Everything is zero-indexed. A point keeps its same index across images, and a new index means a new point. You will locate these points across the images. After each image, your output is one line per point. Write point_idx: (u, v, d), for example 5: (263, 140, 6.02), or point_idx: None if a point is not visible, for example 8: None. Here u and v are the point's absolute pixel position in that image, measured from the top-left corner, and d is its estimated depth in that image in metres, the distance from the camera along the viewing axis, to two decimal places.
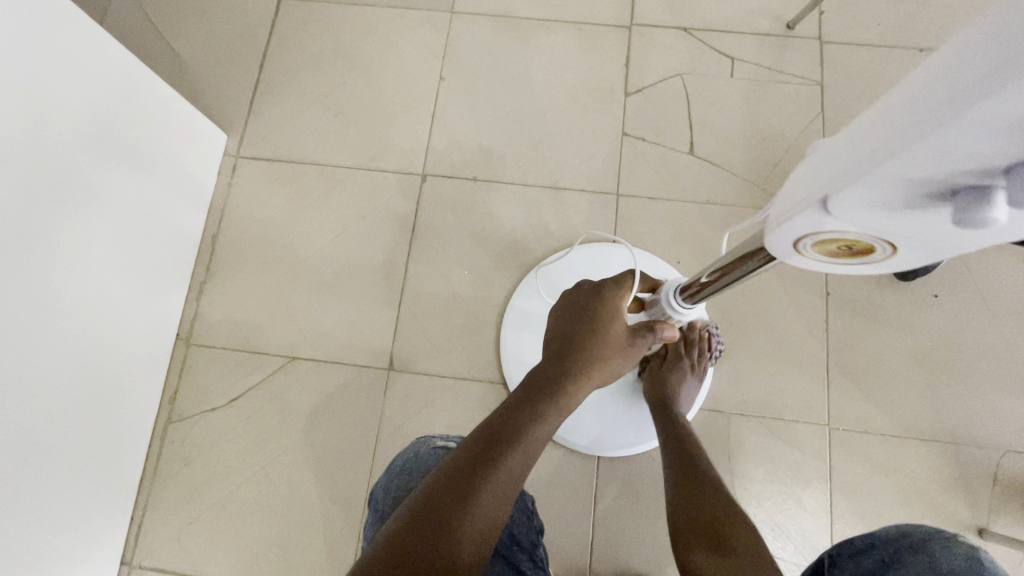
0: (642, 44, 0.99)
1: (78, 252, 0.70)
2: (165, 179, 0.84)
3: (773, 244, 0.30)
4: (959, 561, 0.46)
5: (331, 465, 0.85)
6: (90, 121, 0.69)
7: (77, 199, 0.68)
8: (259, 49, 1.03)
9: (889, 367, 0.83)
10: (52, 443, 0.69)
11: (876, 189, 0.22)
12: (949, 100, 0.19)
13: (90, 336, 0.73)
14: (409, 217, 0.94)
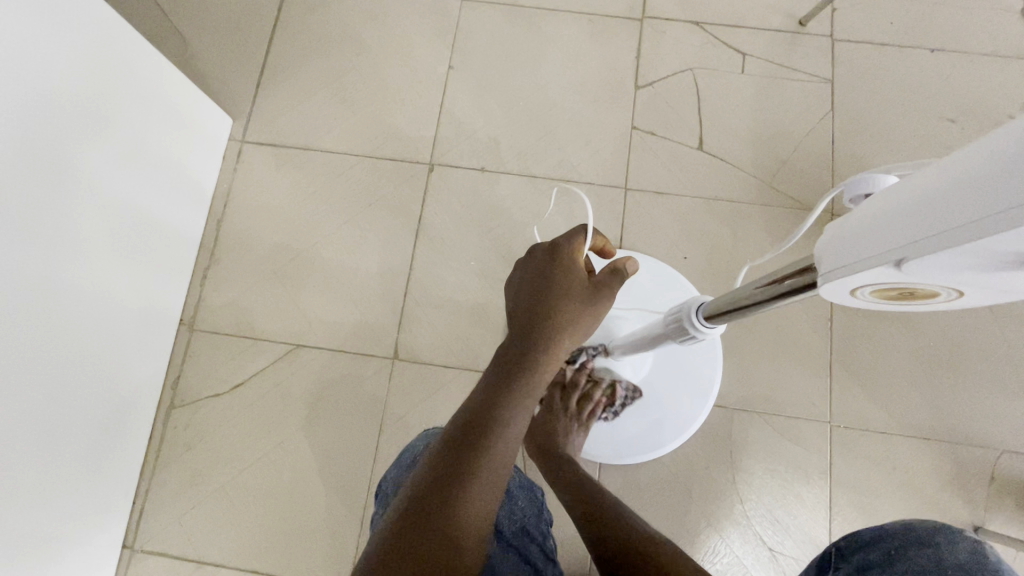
0: (653, 37, 0.98)
1: (81, 240, 0.69)
2: (170, 168, 0.84)
3: (826, 295, 0.29)
4: (965, 554, 0.46)
5: (335, 453, 0.85)
6: (95, 107, 0.68)
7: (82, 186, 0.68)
8: (266, 33, 1.02)
9: (890, 366, 0.84)
10: (54, 428, 0.69)
11: (928, 264, 0.22)
12: (985, 199, 0.19)
13: (93, 324, 0.73)
14: (415, 206, 0.93)
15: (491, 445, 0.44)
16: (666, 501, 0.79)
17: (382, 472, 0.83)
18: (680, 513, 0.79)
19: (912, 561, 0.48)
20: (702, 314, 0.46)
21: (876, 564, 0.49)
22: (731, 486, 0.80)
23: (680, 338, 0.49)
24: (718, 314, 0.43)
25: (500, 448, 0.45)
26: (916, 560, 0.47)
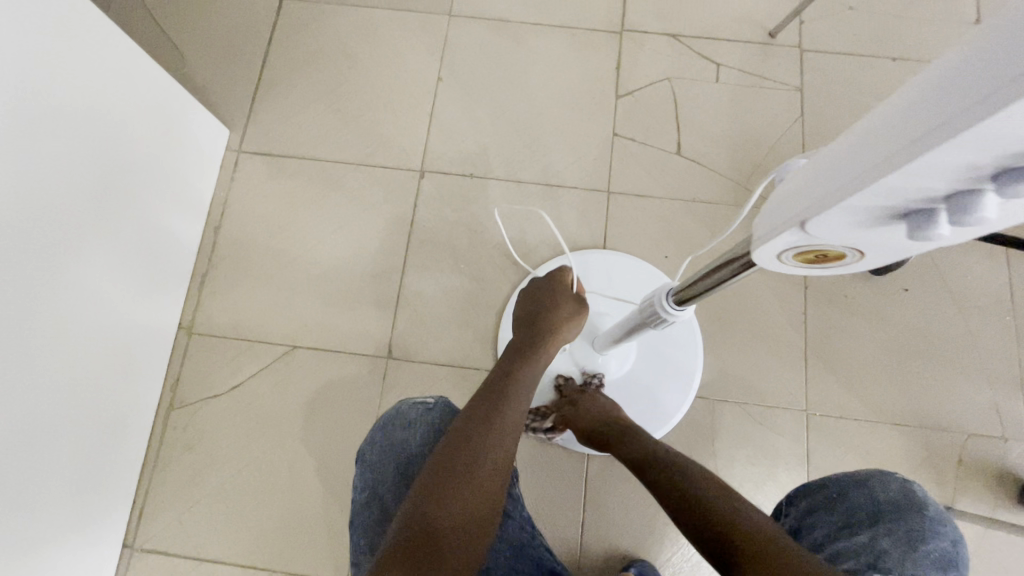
0: (632, 49, 1.03)
1: (78, 242, 0.71)
2: (165, 174, 0.86)
3: (760, 258, 0.31)
4: (894, 492, 0.50)
5: (331, 450, 0.87)
6: (92, 114, 0.70)
7: (78, 190, 0.70)
8: (261, 48, 1.06)
9: (862, 357, 0.88)
10: (53, 429, 0.70)
11: (846, 214, 0.24)
12: (890, 143, 0.21)
13: (90, 326, 0.74)
14: (407, 212, 0.97)
15: (486, 436, 0.52)
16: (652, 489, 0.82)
17: None
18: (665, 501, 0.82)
19: (853, 499, 0.51)
20: (670, 297, 0.49)
21: (822, 507, 0.52)
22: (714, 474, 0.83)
23: (655, 322, 0.52)
24: (684, 294, 0.46)
25: (492, 451, 0.52)
26: (855, 499, 0.50)
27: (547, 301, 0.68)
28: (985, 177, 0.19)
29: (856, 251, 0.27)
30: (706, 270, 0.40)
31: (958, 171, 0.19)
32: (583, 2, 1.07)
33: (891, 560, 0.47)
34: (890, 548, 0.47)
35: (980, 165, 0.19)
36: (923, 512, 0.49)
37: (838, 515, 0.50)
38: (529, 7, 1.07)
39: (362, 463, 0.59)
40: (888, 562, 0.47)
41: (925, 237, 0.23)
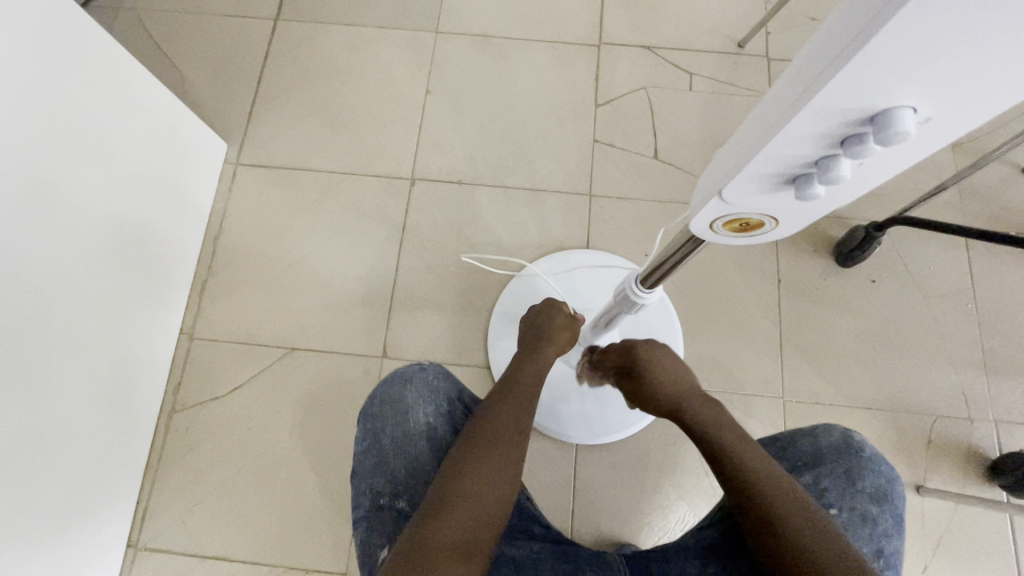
0: (610, 61, 1.09)
1: (80, 250, 0.74)
2: (164, 185, 0.90)
3: (693, 230, 0.35)
4: (835, 439, 0.56)
5: (329, 448, 0.90)
6: (94, 129, 0.74)
7: (80, 201, 0.73)
8: (257, 66, 1.11)
9: (834, 345, 0.92)
10: (59, 431, 0.73)
11: (751, 180, 0.28)
12: (775, 115, 0.25)
13: (94, 331, 0.78)
14: (399, 218, 1.01)
15: (496, 445, 0.51)
16: (639, 476, 0.86)
17: None
18: (652, 487, 0.85)
19: (798, 447, 0.57)
20: (639, 282, 0.54)
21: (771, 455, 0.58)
22: (698, 461, 0.87)
23: (627, 307, 0.57)
24: (649, 279, 0.51)
25: (500, 456, 0.51)
26: (800, 447, 0.56)
27: (547, 328, 0.69)
28: (852, 135, 0.24)
29: (767, 218, 0.31)
30: (665, 253, 0.45)
31: (829, 130, 0.24)
32: (563, 18, 1.13)
33: (832, 496, 0.53)
34: (830, 486, 0.53)
35: (844, 122, 0.23)
36: (860, 454, 0.54)
37: (785, 460, 0.57)
38: (511, 23, 1.13)
39: (364, 416, 0.59)
40: (830, 498, 0.53)
41: (811, 197, 0.27)
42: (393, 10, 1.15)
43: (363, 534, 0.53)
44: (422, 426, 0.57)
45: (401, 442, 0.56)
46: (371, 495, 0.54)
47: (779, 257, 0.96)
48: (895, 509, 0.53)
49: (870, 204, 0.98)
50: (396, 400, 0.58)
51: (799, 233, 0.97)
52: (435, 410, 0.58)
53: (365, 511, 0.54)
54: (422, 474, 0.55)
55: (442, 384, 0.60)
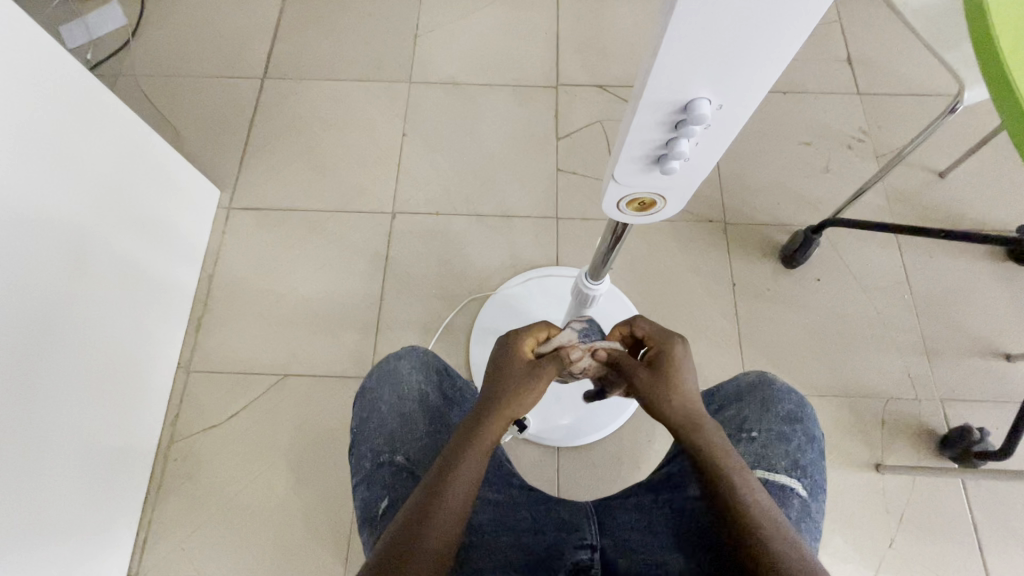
0: (567, 100, 1.22)
1: (58, 276, 0.75)
2: (142, 219, 0.92)
3: (607, 213, 0.45)
4: (751, 376, 0.65)
5: (323, 467, 0.95)
6: (74, 157, 0.77)
7: (58, 225, 0.75)
8: (247, 120, 1.22)
9: (789, 339, 1.00)
10: (36, 457, 0.72)
11: (627, 162, 0.38)
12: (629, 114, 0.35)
13: (72, 358, 0.78)
14: (382, 248, 1.09)
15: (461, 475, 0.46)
16: (617, 473, 0.91)
17: None
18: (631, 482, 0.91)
19: (722, 390, 0.66)
20: (587, 276, 0.62)
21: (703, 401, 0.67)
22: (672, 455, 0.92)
23: (580, 301, 0.66)
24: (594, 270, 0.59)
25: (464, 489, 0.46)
26: (725, 388, 0.66)
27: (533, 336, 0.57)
28: (678, 122, 0.34)
29: (655, 194, 0.42)
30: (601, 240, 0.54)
31: (660, 120, 0.34)
32: (524, 64, 1.26)
33: (753, 422, 0.62)
34: (750, 413, 0.62)
35: (666, 112, 0.34)
36: (773, 386, 0.63)
37: (715, 401, 0.66)
38: (478, 71, 1.26)
39: (361, 391, 0.64)
40: (751, 423, 0.62)
41: (669, 171, 0.38)
42: (369, 65, 1.27)
43: (365, 492, 0.58)
44: (415, 392, 0.63)
45: (397, 406, 0.61)
46: (372, 456, 0.59)
47: (731, 263, 1.06)
48: (807, 428, 0.61)
49: (806, 213, 1.10)
50: (391, 372, 0.64)
51: (748, 241, 1.07)
52: (426, 378, 0.64)
53: (367, 471, 0.59)
54: (417, 432, 0.60)
55: (431, 356, 0.66)
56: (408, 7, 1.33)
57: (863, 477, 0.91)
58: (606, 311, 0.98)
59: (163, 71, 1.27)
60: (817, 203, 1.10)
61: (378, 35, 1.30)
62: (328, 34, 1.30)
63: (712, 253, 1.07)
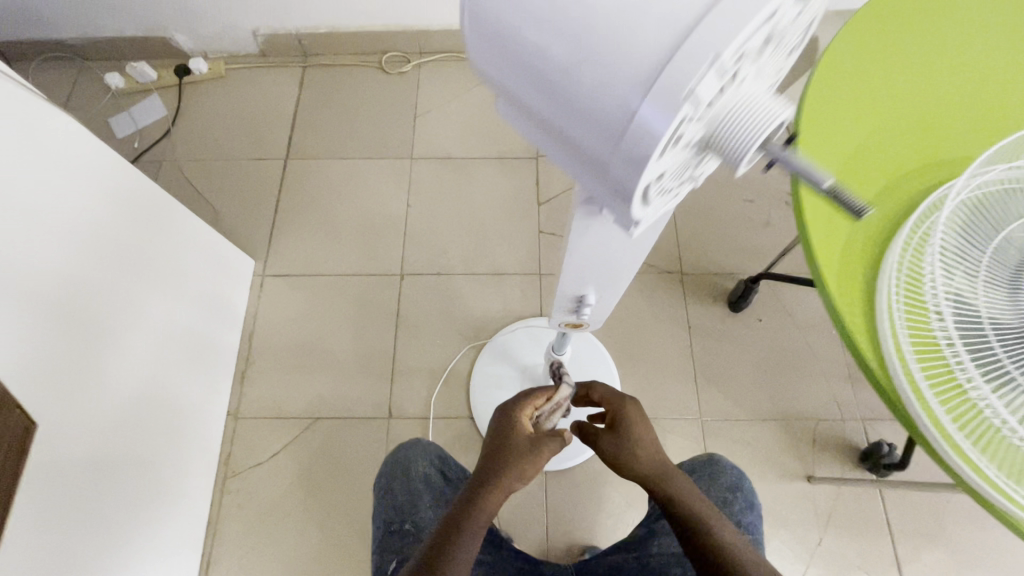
0: (546, 169, 1.43)
1: (131, 346, 0.93)
2: (171, 271, 1.04)
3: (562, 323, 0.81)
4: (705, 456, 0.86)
5: (352, 494, 1.14)
6: (107, 219, 0.88)
7: (130, 305, 0.93)
8: (274, 196, 1.43)
9: (736, 372, 1.20)
10: (120, 494, 0.89)
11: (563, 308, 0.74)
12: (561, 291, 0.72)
13: (109, 397, 0.88)
14: (393, 304, 1.30)
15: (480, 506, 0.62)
16: (595, 493, 1.11)
17: None
18: (607, 498, 1.10)
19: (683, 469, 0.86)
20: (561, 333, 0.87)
21: None
22: None
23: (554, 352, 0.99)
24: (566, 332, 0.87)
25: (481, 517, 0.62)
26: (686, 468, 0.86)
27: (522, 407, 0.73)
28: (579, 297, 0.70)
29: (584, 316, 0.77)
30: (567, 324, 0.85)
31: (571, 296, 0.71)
32: (508, 139, 1.48)
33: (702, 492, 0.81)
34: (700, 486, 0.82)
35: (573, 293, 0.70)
36: (719, 463, 0.84)
37: None
38: (469, 146, 1.47)
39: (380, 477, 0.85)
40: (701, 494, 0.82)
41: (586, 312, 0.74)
42: (376, 144, 1.48)
43: (381, 553, 0.77)
44: (422, 475, 0.84)
45: (406, 487, 0.82)
46: (387, 526, 0.79)
47: (688, 309, 1.26)
48: (745, 496, 0.81)
49: (749, 262, 1.30)
50: (402, 459, 0.85)
51: (701, 289, 1.27)
52: (429, 464, 0.85)
53: (382, 537, 0.78)
54: (421, 505, 0.80)
55: (433, 446, 0.88)
56: (409, 90, 1.55)
57: (797, 486, 1.10)
58: (582, 356, 1.18)
59: (200, 156, 1.49)
60: (760, 253, 1.31)
61: (384, 117, 1.52)
62: (341, 117, 1.52)
63: (671, 300, 1.27)
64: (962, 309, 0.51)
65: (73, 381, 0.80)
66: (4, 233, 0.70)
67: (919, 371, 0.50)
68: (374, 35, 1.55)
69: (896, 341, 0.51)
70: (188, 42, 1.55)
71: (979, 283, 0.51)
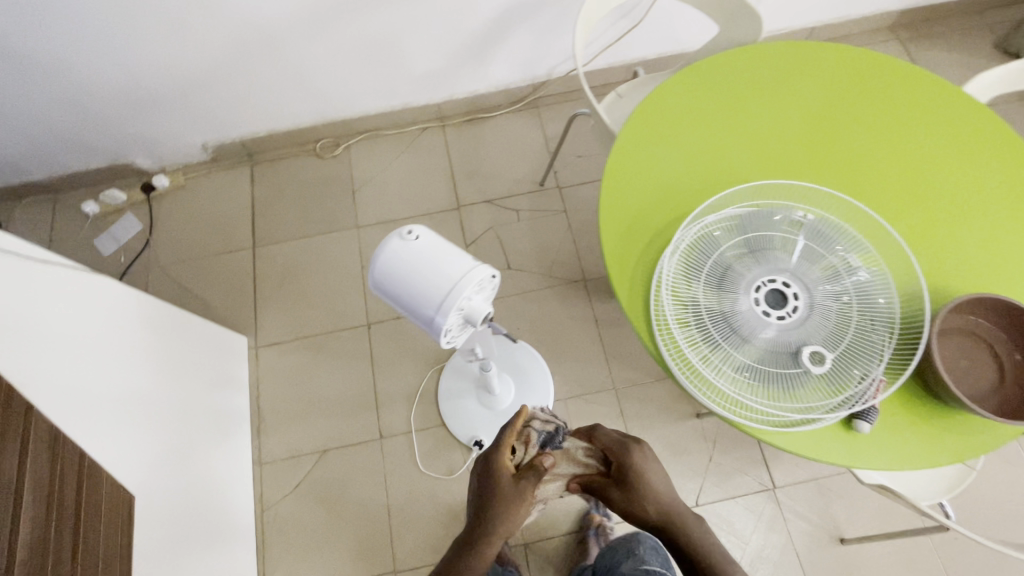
0: (467, 216, 1.78)
1: (180, 423, 1.25)
2: (191, 361, 1.35)
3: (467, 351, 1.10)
4: None
5: (364, 502, 1.47)
6: (141, 336, 1.19)
7: (173, 393, 1.25)
8: (251, 280, 1.73)
9: (636, 347, 1.58)
10: (197, 533, 1.21)
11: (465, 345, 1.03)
12: None
13: (175, 464, 1.19)
14: (367, 349, 1.62)
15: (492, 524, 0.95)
16: None
17: (393, 501, 1.46)
18: None
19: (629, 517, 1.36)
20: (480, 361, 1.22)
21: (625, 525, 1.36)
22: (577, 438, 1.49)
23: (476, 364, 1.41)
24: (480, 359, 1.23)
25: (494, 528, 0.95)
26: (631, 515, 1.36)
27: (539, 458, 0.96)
28: None
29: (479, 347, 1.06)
30: None
31: None
32: (433, 196, 1.82)
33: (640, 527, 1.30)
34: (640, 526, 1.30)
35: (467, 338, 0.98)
36: None
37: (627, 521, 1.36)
38: (402, 208, 1.81)
39: None
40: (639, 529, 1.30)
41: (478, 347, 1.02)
42: (325, 219, 1.79)
43: None
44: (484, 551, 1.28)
45: None
46: None
47: (593, 307, 1.64)
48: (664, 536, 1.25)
49: None
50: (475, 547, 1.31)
51: (601, 289, 1.65)
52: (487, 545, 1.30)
53: None
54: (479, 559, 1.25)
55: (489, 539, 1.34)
56: (343, 169, 1.87)
57: (690, 422, 1.50)
58: (519, 360, 1.55)
59: (180, 257, 1.77)
60: None
61: (327, 196, 1.83)
62: (292, 202, 1.83)
63: (580, 302, 1.64)
64: (690, 308, 0.90)
65: (150, 456, 1.12)
66: (90, 366, 1.02)
67: (665, 339, 0.89)
68: (305, 129, 1.86)
69: (657, 329, 0.89)
70: (148, 162, 1.83)
71: (699, 288, 0.90)
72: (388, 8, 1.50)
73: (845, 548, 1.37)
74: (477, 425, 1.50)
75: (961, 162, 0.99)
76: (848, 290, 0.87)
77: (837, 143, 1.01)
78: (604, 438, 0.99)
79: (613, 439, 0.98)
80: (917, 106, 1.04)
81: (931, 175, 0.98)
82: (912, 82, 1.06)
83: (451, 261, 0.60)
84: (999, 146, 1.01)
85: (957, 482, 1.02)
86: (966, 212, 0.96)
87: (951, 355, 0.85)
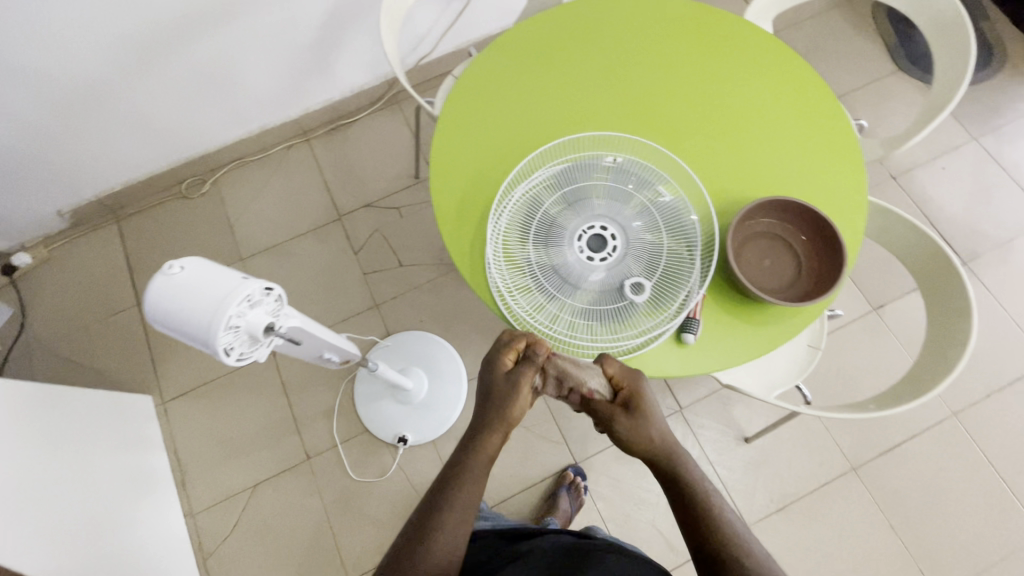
0: (350, 223, 1.79)
1: (89, 496, 1.23)
2: (89, 434, 1.32)
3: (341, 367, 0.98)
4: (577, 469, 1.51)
5: (305, 523, 1.49)
6: (21, 422, 1.15)
7: (75, 469, 1.22)
8: (143, 338, 1.68)
9: None
10: None
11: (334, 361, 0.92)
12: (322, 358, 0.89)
13: (90, 539, 1.18)
14: (276, 377, 1.62)
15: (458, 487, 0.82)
16: None
17: (333, 516, 1.49)
18: None
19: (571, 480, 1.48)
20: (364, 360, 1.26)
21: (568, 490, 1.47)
22: None
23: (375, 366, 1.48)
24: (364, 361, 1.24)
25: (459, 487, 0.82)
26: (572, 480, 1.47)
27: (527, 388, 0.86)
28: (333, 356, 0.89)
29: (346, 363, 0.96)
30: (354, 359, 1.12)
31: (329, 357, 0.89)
32: (312, 212, 1.81)
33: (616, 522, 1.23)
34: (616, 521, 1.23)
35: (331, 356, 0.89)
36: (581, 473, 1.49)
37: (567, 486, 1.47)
38: (284, 231, 1.79)
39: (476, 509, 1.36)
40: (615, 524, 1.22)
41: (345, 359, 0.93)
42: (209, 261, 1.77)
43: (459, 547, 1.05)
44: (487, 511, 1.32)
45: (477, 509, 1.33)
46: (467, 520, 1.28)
47: None
48: None
49: None
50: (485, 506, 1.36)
51: None
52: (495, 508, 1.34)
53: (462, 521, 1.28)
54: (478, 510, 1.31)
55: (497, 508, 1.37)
56: (216, 205, 1.83)
57: None
58: (425, 350, 1.59)
59: (62, 333, 1.70)
60: None
61: (205, 236, 1.80)
62: (169, 250, 1.78)
63: None
64: (526, 270, 0.96)
65: (59, 537, 1.10)
66: None
67: (509, 304, 0.96)
68: (164, 173, 1.80)
69: (500, 297, 0.96)
70: (3, 243, 1.73)
71: (531, 249, 0.97)
72: (206, 34, 1.47)
73: (750, 447, 1.50)
74: (399, 421, 1.54)
75: (742, 84, 1.09)
76: (658, 222, 0.96)
77: (635, 90, 1.09)
78: (614, 359, 0.85)
79: (624, 369, 0.85)
80: (696, 42, 1.13)
81: (720, 100, 1.08)
82: (688, 20, 1.15)
83: (226, 282, 0.57)
84: (773, 62, 1.11)
85: (806, 363, 1.14)
86: (754, 130, 1.06)
87: (755, 261, 0.95)
